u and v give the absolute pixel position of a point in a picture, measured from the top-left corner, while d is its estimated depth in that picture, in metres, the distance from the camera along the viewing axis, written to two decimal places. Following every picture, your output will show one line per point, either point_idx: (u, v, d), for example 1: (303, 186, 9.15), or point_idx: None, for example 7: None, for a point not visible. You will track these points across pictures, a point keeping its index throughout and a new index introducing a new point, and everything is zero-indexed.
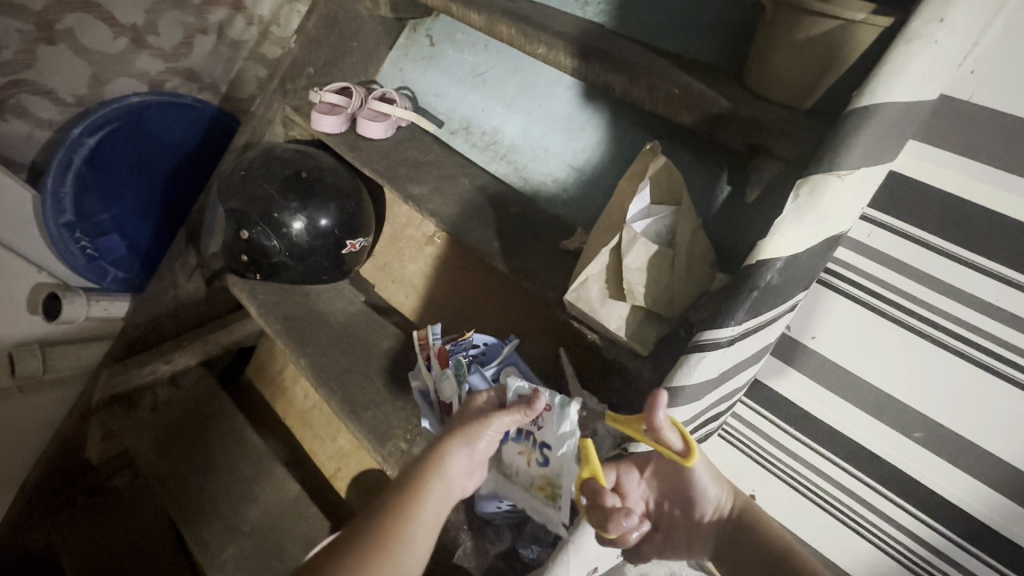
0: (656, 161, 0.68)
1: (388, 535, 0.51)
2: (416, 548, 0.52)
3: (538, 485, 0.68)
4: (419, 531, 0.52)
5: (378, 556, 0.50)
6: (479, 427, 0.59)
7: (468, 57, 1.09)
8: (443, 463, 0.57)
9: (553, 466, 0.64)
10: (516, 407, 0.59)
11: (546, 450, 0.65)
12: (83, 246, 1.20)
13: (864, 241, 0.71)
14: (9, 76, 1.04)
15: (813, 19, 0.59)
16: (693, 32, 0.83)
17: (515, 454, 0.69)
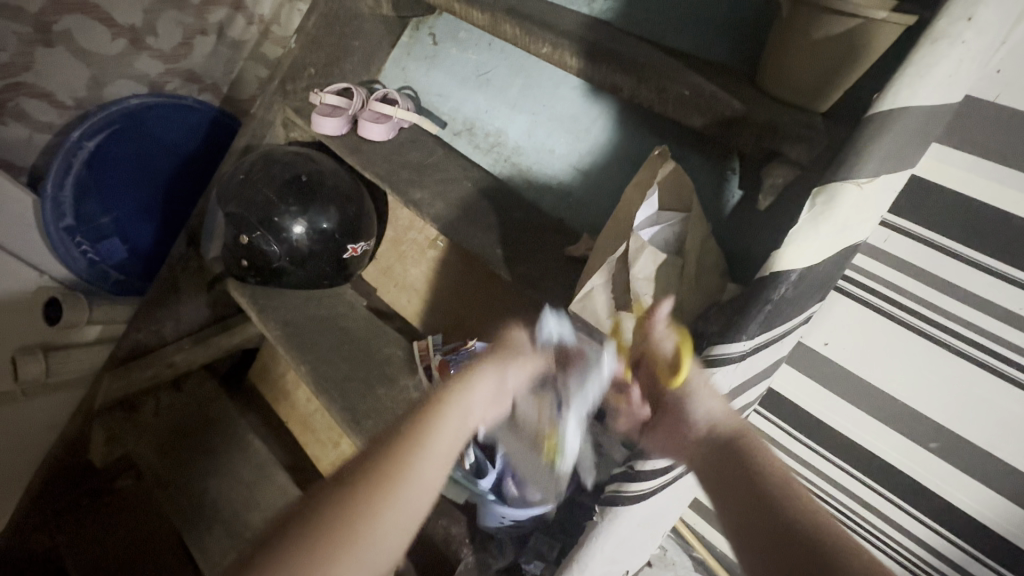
0: (665, 168, 0.65)
1: (392, 473, 0.48)
2: (419, 492, 0.48)
3: (543, 442, 0.69)
4: (426, 468, 0.49)
5: (377, 494, 0.46)
6: (513, 363, 0.60)
7: (472, 56, 1.06)
8: (468, 396, 0.56)
9: (570, 413, 0.66)
10: (553, 353, 0.64)
11: (568, 409, 0.66)
12: (84, 251, 1.19)
13: (881, 245, 0.68)
14: (7, 79, 1.03)
15: (831, 18, 0.56)
16: (703, 31, 0.80)
17: (529, 405, 0.65)
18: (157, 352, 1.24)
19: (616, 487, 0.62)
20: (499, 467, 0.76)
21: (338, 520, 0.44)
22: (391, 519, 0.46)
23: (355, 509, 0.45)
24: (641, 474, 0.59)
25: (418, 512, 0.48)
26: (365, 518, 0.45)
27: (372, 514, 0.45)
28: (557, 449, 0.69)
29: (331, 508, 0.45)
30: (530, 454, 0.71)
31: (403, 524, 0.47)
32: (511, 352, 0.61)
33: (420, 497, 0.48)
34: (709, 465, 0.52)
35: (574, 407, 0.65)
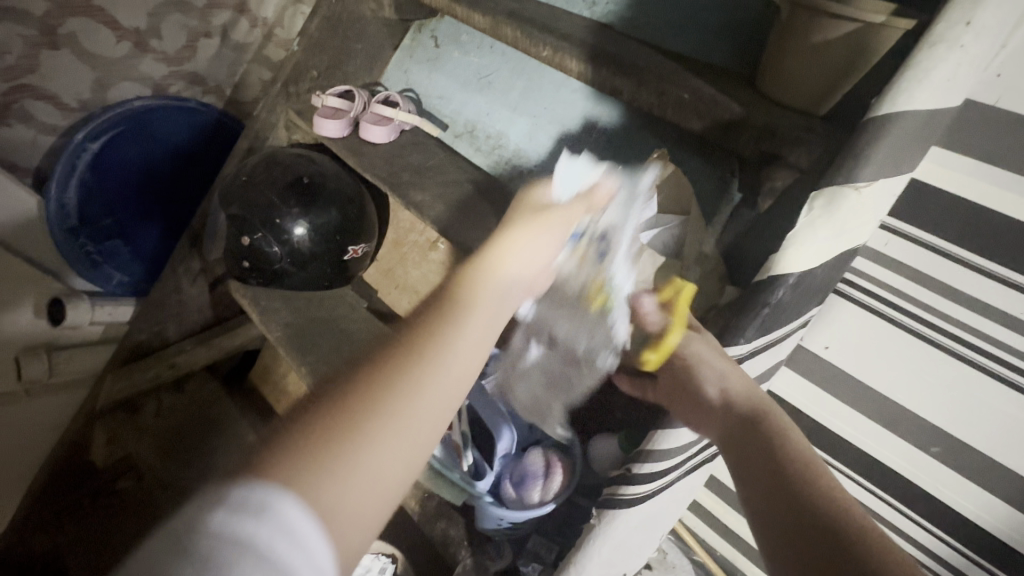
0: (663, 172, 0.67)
1: (430, 334, 0.48)
2: (463, 355, 0.48)
3: (589, 294, 0.64)
4: (468, 332, 0.49)
5: (414, 359, 0.45)
6: (546, 216, 0.60)
7: (474, 58, 1.07)
8: (508, 260, 0.56)
9: (615, 260, 0.62)
10: (581, 196, 0.62)
11: (608, 246, 0.62)
12: (88, 252, 1.21)
13: (881, 249, 0.68)
14: (12, 81, 1.04)
15: (830, 23, 0.56)
16: (704, 34, 0.80)
17: (567, 258, 0.63)
18: (161, 352, 1.24)
19: (612, 490, 0.62)
20: (496, 470, 0.78)
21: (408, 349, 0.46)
22: (432, 378, 0.45)
23: (418, 342, 0.47)
24: (636, 477, 0.60)
25: (482, 337, 0.50)
26: (403, 379, 0.44)
27: (424, 359, 0.46)
28: (604, 305, 0.63)
29: (371, 366, 0.45)
30: (579, 318, 0.66)
31: (445, 385, 0.45)
32: (535, 211, 0.62)
33: (474, 335, 0.49)
34: (737, 456, 0.51)
35: (617, 252, 0.62)
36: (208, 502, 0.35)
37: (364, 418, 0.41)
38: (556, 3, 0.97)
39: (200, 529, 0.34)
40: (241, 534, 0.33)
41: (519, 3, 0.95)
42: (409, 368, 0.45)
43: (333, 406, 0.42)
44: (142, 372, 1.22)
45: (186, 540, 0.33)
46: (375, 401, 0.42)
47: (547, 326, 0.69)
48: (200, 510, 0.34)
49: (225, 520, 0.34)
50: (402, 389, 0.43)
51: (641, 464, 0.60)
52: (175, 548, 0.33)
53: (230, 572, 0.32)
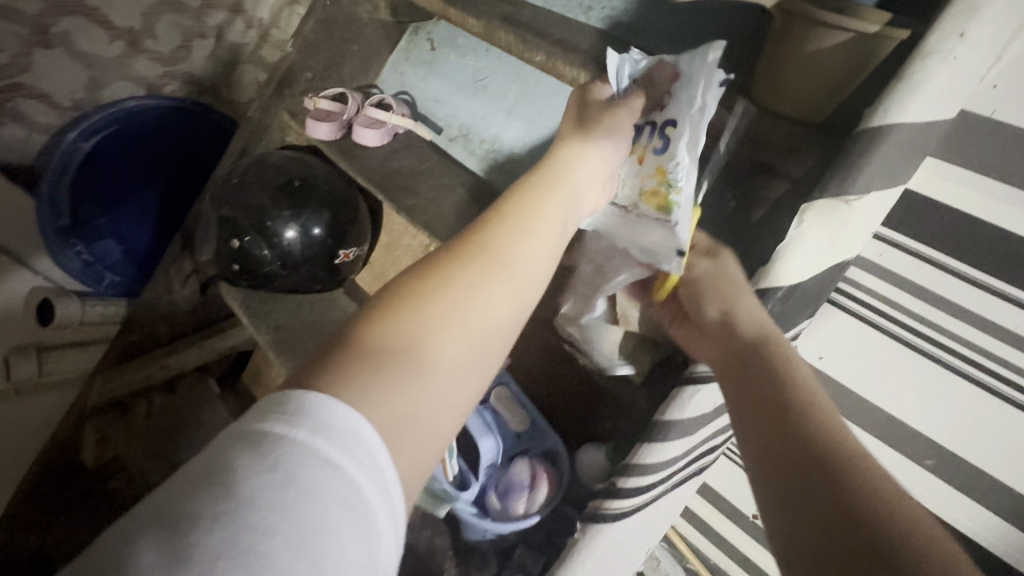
0: None
1: (500, 242, 0.49)
2: (533, 261, 0.50)
3: (649, 191, 0.59)
4: (536, 243, 0.51)
5: (487, 264, 0.47)
6: (612, 115, 0.59)
7: (470, 61, 1.06)
8: (572, 175, 0.56)
9: (675, 147, 0.56)
10: (638, 88, 0.60)
11: (670, 134, 0.57)
12: (79, 252, 1.20)
13: (876, 260, 0.67)
14: (6, 80, 1.04)
15: (822, 31, 0.55)
16: (699, 41, 0.79)
17: (629, 158, 0.61)
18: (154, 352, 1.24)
19: (598, 503, 0.61)
20: (482, 480, 0.77)
21: (464, 276, 0.46)
22: (501, 283, 0.47)
23: (475, 270, 0.47)
24: (621, 492, 0.60)
25: (536, 270, 0.50)
26: (479, 281, 0.46)
27: (478, 291, 0.46)
28: (666, 201, 0.57)
29: (444, 266, 0.47)
30: (640, 223, 0.60)
31: (514, 291, 0.48)
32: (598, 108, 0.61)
33: (529, 269, 0.49)
34: (732, 376, 0.51)
35: (678, 137, 0.56)
36: (284, 411, 0.35)
37: (429, 345, 0.42)
38: (553, 8, 0.96)
39: (275, 438, 0.34)
40: (323, 443, 0.34)
41: (515, 8, 0.94)
42: (468, 300, 0.45)
43: (394, 328, 0.42)
44: (132, 372, 1.21)
45: (261, 447, 0.33)
46: (436, 329, 0.43)
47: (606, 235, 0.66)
48: (272, 422, 0.34)
49: (305, 434, 0.34)
50: (459, 322, 0.44)
51: (626, 478, 0.60)
52: (251, 453, 0.33)
53: (319, 484, 0.32)
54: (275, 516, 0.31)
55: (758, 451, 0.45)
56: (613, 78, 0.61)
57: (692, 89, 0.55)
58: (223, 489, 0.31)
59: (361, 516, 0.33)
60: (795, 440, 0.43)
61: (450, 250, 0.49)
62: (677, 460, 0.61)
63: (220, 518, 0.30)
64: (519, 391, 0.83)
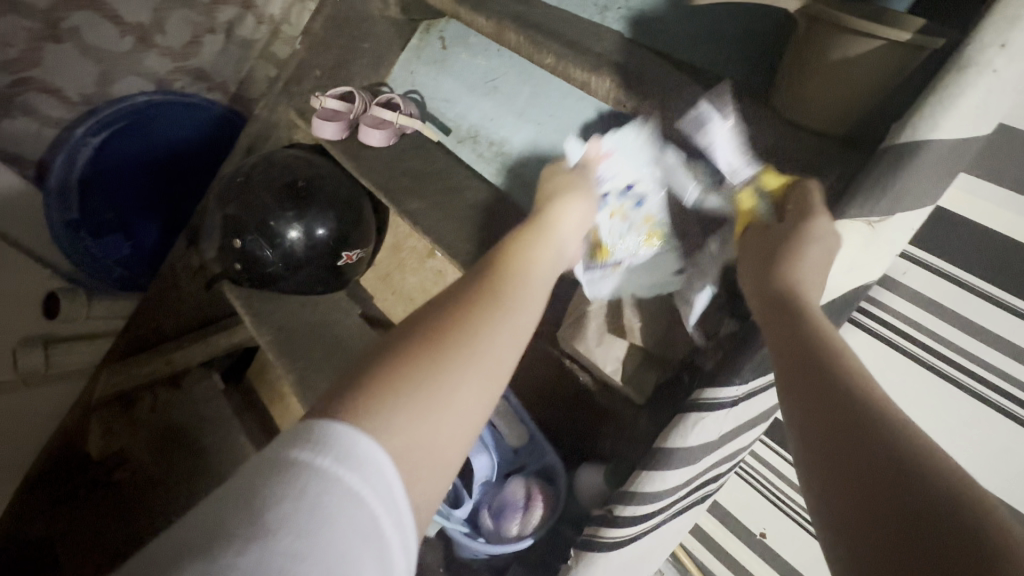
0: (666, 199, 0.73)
1: (507, 284, 0.48)
2: (535, 301, 0.49)
3: (645, 235, 0.73)
4: (535, 289, 0.50)
5: (496, 303, 0.45)
6: (588, 186, 0.69)
7: (481, 61, 1.03)
8: (557, 228, 0.61)
9: (648, 200, 0.73)
10: (594, 161, 0.72)
11: (636, 191, 0.73)
12: (87, 246, 1.21)
13: (898, 279, 0.63)
14: (16, 74, 1.04)
15: (850, 38, 0.51)
16: (717, 45, 0.76)
17: (607, 219, 0.73)
18: (159, 347, 1.25)
19: (593, 531, 0.61)
20: (476, 499, 0.77)
21: (479, 310, 0.44)
22: (511, 322, 0.45)
23: (489, 310, 0.45)
24: (619, 520, 0.58)
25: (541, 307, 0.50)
26: (490, 317, 0.44)
27: (494, 324, 0.44)
28: (660, 237, 0.73)
29: (456, 301, 0.45)
30: (643, 262, 0.73)
31: (521, 328, 0.46)
32: (571, 181, 0.69)
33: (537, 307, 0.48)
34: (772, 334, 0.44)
35: (650, 193, 0.73)
36: (310, 439, 0.33)
37: (451, 374, 0.39)
38: (567, 7, 0.93)
39: (299, 464, 0.32)
40: (349, 471, 0.32)
41: (528, 7, 0.91)
42: (485, 332, 0.43)
43: (414, 356, 0.40)
44: (138, 366, 1.22)
45: (285, 474, 0.32)
46: (457, 357, 0.40)
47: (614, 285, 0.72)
48: (298, 447, 0.33)
49: (331, 461, 0.32)
50: (478, 351, 0.42)
51: (624, 506, 0.58)
52: (278, 478, 0.31)
53: (344, 510, 0.31)
54: (302, 541, 0.29)
55: (794, 406, 0.38)
56: (571, 160, 0.75)
57: (643, 162, 0.72)
58: (250, 513, 0.30)
59: (378, 544, 0.32)
60: (837, 392, 0.37)
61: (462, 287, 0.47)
62: (678, 490, 0.58)
63: (251, 540, 0.29)
64: (518, 405, 0.83)
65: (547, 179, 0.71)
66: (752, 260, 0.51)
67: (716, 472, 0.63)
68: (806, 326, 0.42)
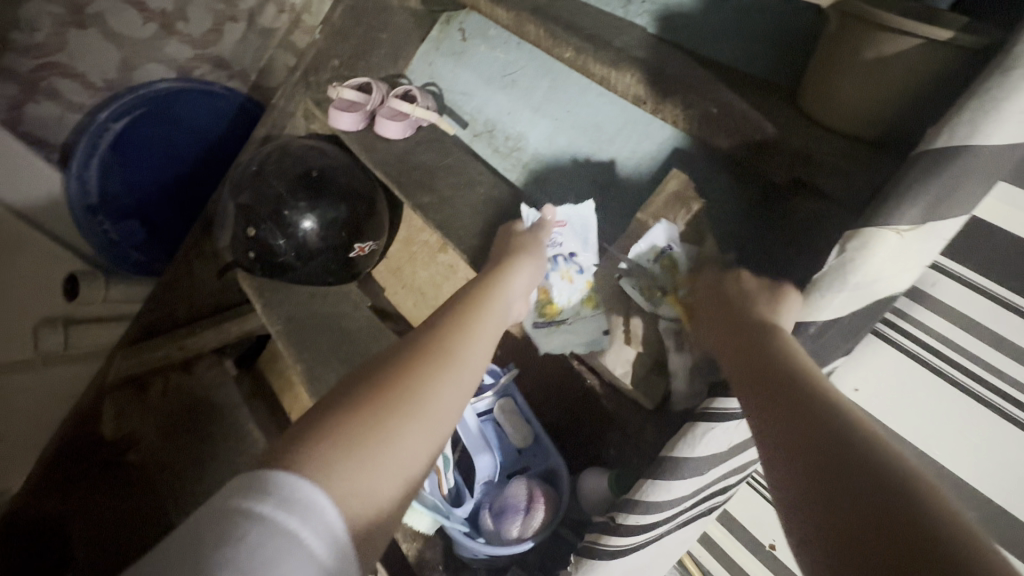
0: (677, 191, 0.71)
1: (452, 340, 0.50)
2: (478, 355, 0.51)
3: (583, 298, 0.77)
4: (479, 344, 0.52)
5: (442, 358, 0.48)
6: (534, 250, 0.72)
7: (499, 54, 1.01)
8: (506, 286, 0.63)
9: (587, 267, 0.78)
10: (544, 228, 0.78)
11: (577, 260, 0.78)
12: (105, 230, 1.24)
13: (926, 290, 0.61)
14: (41, 59, 1.07)
15: (887, 36, 0.49)
16: (742, 40, 0.73)
17: (553, 279, 0.77)
18: (172, 333, 1.26)
19: (594, 538, 0.60)
20: (477, 498, 0.77)
21: (426, 369, 0.46)
22: (454, 377, 0.47)
23: (434, 366, 0.47)
24: (621, 528, 0.57)
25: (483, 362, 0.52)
26: (434, 372, 0.46)
27: (439, 382, 0.45)
28: (595, 301, 0.76)
29: (403, 357, 0.47)
30: (579, 322, 0.76)
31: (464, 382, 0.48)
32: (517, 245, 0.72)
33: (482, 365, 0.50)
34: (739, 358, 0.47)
35: (587, 261, 0.78)
36: (255, 490, 0.34)
37: (396, 426, 0.41)
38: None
39: (246, 512, 0.33)
40: (292, 517, 0.33)
41: None
42: (432, 388, 0.45)
43: (364, 408, 0.41)
44: (151, 350, 1.24)
45: (233, 523, 0.33)
46: (403, 410, 0.42)
47: (552, 341, 0.77)
48: (239, 496, 0.34)
49: (272, 508, 0.33)
50: (423, 405, 0.43)
51: (627, 515, 0.57)
52: (220, 526, 0.33)
53: (286, 548, 0.32)
54: None
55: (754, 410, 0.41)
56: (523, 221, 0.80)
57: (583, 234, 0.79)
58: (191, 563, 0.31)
59: None
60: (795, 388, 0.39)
61: (411, 345, 0.49)
62: (683, 501, 0.56)
63: None
64: (525, 406, 0.82)
65: (507, 238, 0.75)
66: (718, 304, 0.57)
67: (724, 485, 0.61)
68: (770, 354, 0.45)
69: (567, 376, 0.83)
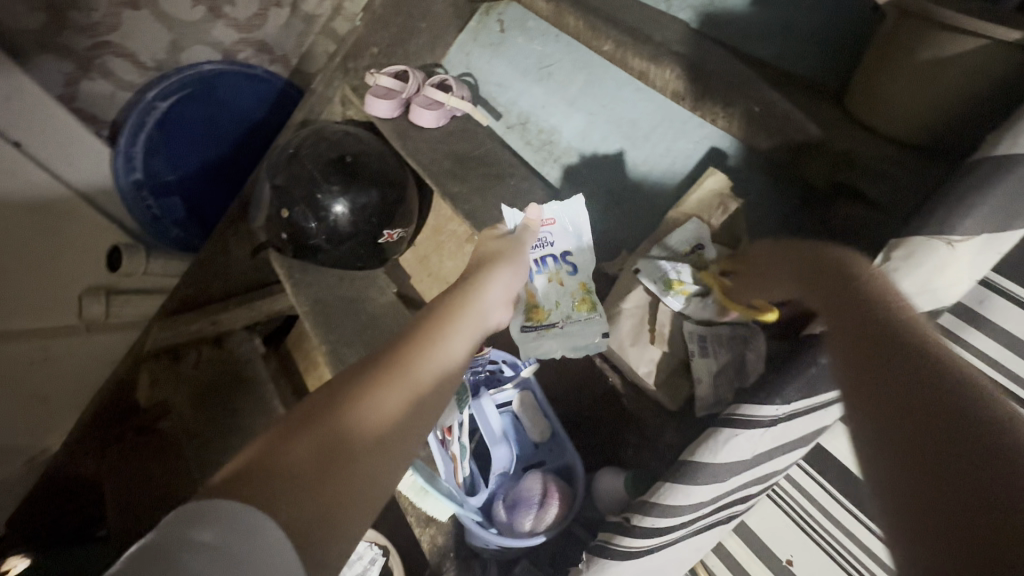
0: (708, 184, 0.72)
1: (417, 349, 0.50)
2: (445, 362, 0.51)
3: (579, 301, 0.75)
4: (447, 353, 0.52)
5: (405, 368, 0.47)
6: (518, 253, 0.71)
7: (537, 46, 1.00)
8: (483, 294, 0.62)
9: (580, 267, 0.78)
10: (529, 226, 0.76)
11: (570, 260, 0.78)
12: (148, 206, 1.29)
13: (972, 308, 0.58)
14: (96, 38, 1.11)
15: (949, 36, 0.47)
16: (791, 37, 0.70)
17: (543, 281, 0.77)
18: (205, 308, 1.30)
19: (607, 538, 0.60)
20: (491, 488, 0.78)
21: (388, 385, 0.45)
22: (416, 386, 0.47)
23: (393, 376, 0.46)
24: (636, 530, 0.56)
25: (452, 382, 0.51)
26: (394, 382, 0.46)
27: (399, 397, 0.45)
28: (592, 302, 0.74)
29: (366, 367, 0.47)
30: (575, 325, 0.73)
31: (426, 392, 0.47)
32: (495, 252, 0.71)
33: (448, 377, 0.50)
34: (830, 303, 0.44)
35: (581, 261, 0.78)
36: (200, 518, 0.33)
37: (348, 442, 0.40)
38: None
39: (187, 541, 0.32)
40: (238, 543, 0.33)
41: None
42: (389, 403, 0.44)
43: (316, 425, 0.41)
44: (187, 324, 1.28)
45: (175, 554, 0.31)
46: (356, 425, 0.42)
47: (544, 348, 0.74)
48: (188, 524, 0.33)
49: (214, 537, 0.32)
50: (379, 420, 0.43)
51: (642, 517, 0.56)
52: (166, 554, 0.31)
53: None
54: None
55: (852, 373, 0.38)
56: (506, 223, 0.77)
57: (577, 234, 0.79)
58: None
59: None
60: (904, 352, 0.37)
61: (375, 357, 0.48)
62: (702, 507, 0.55)
63: None
64: (545, 401, 0.81)
65: (486, 242, 0.74)
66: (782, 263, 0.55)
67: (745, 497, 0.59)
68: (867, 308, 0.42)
69: (590, 372, 0.82)
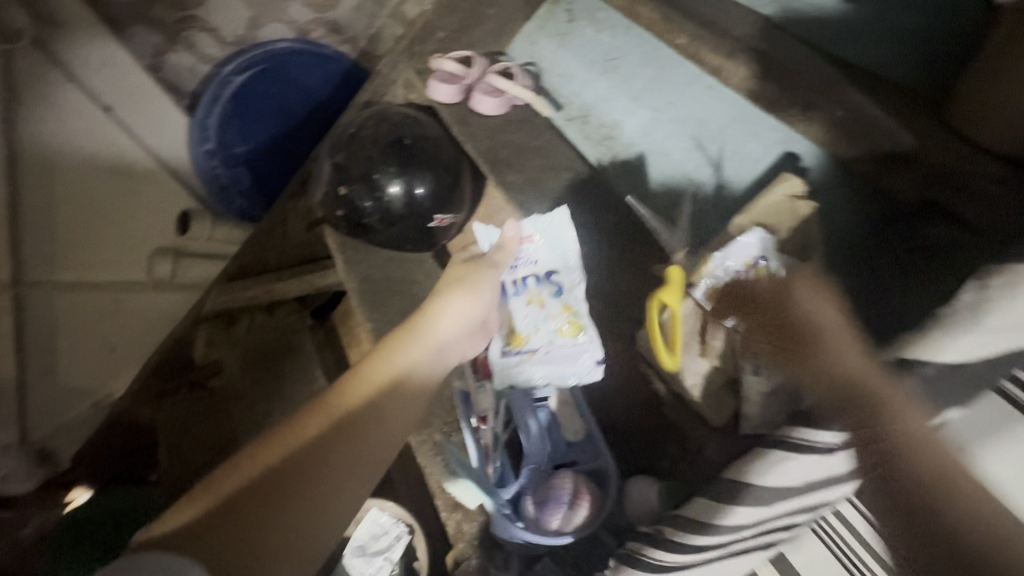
0: (784, 187, 0.70)
1: (368, 408, 0.63)
2: (391, 420, 0.64)
3: (562, 325, 0.80)
4: (394, 408, 0.65)
5: (355, 426, 0.61)
6: (481, 283, 0.80)
7: (605, 38, 0.97)
8: (436, 339, 0.74)
9: (565, 290, 0.82)
10: (503, 247, 0.84)
11: (555, 280, 0.83)
12: (216, 174, 1.35)
13: None
14: (182, 11, 1.18)
15: None
16: (869, 37, 0.68)
17: (523, 304, 0.83)
18: (260, 276, 1.36)
19: (637, 548, 0.59)
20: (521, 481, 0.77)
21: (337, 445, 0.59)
22: (364, 442, 0.61)
23: (343, 435, 0.60)
24: (674, 543, 0.55)
25: (395, 435, 0.64)
26: (346, 440, 0.60)
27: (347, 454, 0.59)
28: (579, 326, 0.80)
29: (324, 424, 0.60)
30: (556, 352, 0.79)
31: (372, 447, 0.61)
32: (456, 280, 0.80)
33: (391, 433, 0.64)
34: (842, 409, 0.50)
35: (568, 286, 0.82)
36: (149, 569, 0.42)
37: (302, 498, 0.54)
38: None
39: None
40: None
41: None
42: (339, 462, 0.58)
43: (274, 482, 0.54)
44: (244, 290, 1.34)
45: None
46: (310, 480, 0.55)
47: (523, 374, 0.80)
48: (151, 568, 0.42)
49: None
50: (328, 475, 0.57)
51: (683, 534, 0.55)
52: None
53: None
54: None
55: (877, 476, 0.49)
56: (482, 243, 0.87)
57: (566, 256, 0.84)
58: None
59: None
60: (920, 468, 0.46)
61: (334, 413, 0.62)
62: (743, 531, 0.53)
63: None
64: (584, 404, 0.80)
65: (453, 268, 0.83)
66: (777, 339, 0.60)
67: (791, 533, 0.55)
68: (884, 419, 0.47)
69: (634, 377, 0.81)
